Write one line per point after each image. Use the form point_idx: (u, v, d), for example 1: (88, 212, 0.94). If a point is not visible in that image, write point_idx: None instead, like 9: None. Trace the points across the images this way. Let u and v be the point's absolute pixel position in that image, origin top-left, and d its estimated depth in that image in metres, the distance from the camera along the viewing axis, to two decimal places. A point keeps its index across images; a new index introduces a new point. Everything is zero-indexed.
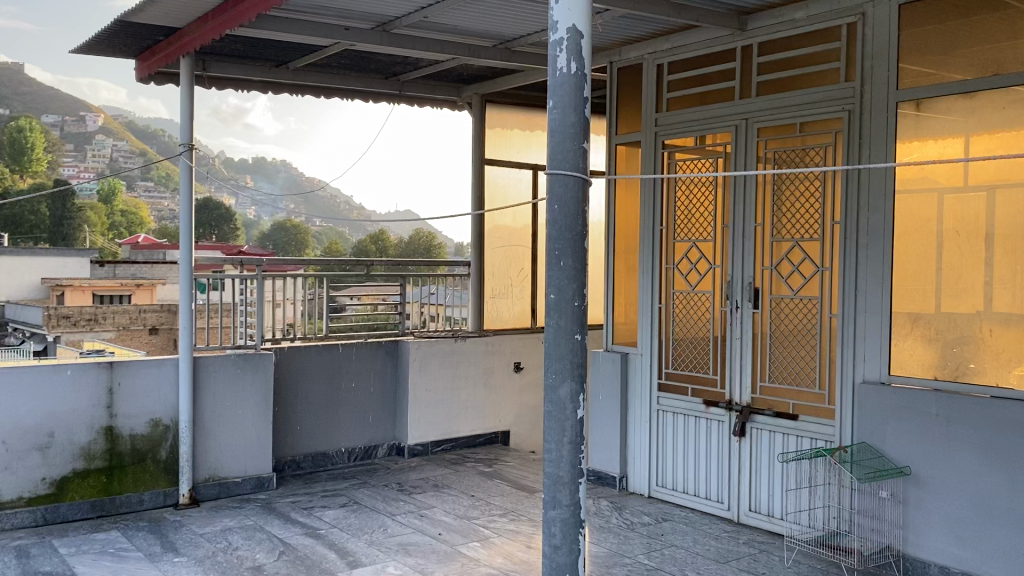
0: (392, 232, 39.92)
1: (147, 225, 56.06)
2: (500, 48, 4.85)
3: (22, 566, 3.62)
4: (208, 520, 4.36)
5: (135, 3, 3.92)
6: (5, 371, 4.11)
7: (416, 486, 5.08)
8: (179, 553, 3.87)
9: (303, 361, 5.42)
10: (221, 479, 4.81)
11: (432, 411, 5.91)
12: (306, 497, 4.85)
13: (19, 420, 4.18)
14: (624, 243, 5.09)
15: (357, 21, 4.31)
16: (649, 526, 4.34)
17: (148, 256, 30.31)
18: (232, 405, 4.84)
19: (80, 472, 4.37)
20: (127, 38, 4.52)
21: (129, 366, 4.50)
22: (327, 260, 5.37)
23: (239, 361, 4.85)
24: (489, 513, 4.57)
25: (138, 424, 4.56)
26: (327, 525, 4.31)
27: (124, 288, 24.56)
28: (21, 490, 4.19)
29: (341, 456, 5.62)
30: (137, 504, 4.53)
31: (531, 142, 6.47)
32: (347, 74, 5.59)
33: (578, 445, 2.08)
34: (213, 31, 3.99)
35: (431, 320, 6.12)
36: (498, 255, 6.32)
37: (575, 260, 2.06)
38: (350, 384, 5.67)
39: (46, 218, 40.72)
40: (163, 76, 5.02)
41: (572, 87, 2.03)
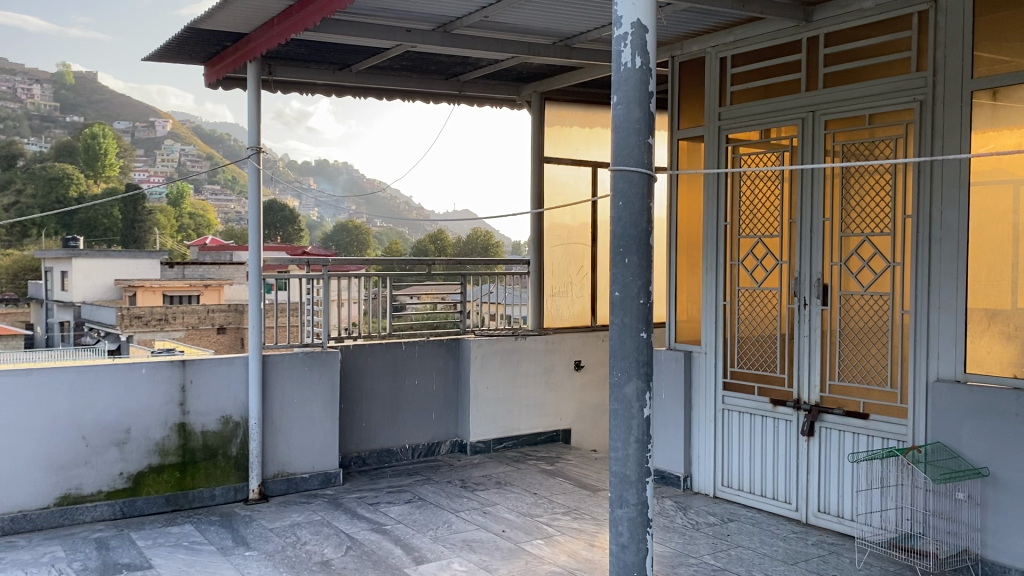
0: (451, 231, 40.19)
1: (214, 226, 57.59)
2: (560, 45, 4.83)
3: (102, 558, 3.75)
4: (278, 515, 4.45)
5: (205, 10, 4.02)
6: (84, 368, 4.26)
7: (479, 483, 5.11)
8: (250, 547, 3.96)
9: (367, 358, 5.51)
10: (289, 475, 4.91)
11: (494, 408, 5.93)
12: (372, 493, 4.91)
13: (98, 417, 4.33)
14: (687, 241, 5.03)
15: (417, 22, 4.35)
16: (714, 526, 4.28)
17: (217, 256, 31.16)
18: (300, 402, 4.94)
19: (155, 467, 4.50)
20: (196, 45, 4.64)
21: (200, 364, 4.62)
22: (390, 260, 5.45)
23: (306, 359, 4.94)
24: (552, 511, 4.56)
25: (210, 421, 4.68)
26: (393, 521, 4.37)
27: (193, 288, 25.28)
28: (100, 484, 4.34)
29: (405, 452, 5.68)
30: (209, 499, 4.66)
31: (591, 140, 6.45)
32: (408, 75, 5.64)
33: (645, 444, 2.07)
34: (278, 36, 4.07)
35: (490, 318, 6.15)
36: (558, 253, 6.32)
37: (640, 257, 2.05)
38: (413, 381, 5.72)
39: (118, 221, 42.37)
40: (230, 81, 5.14)
41: (636, 82, 2.01)
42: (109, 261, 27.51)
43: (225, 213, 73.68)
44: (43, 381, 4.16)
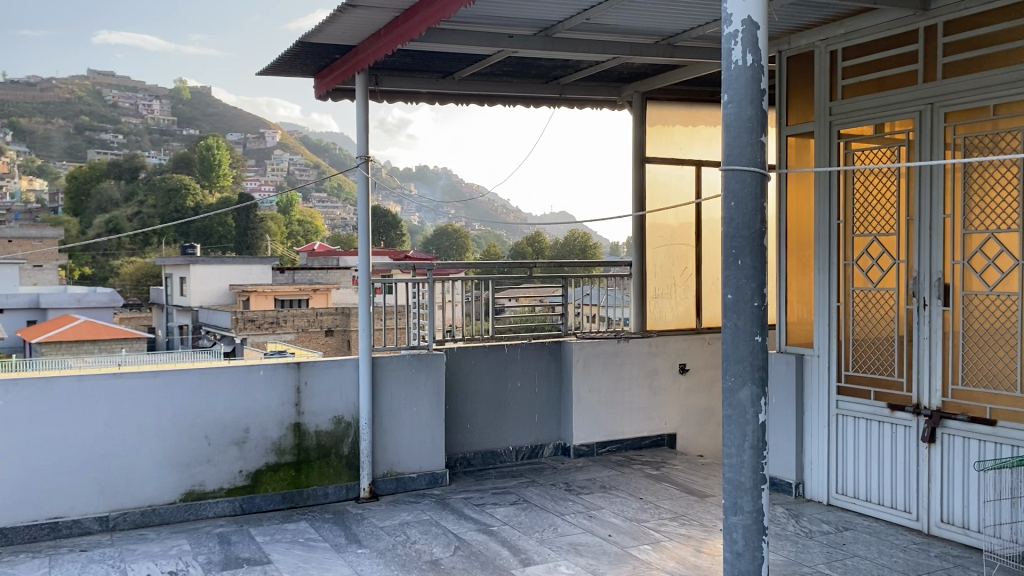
0: (548, 234, 40.38)
1: (321, 233, 59.48)
2: (663, 44, 4.77)
3: (224, 552, 3.93)
4: (387, 514, 4.55)
5: (315, 25, 4.15)
6: (206, 370, 4.47)
7: (584, 486, 5.10)
8: (363, 544, 4.06)
9: (470, 360, 5.57)
10: (398, 474, 5.01)
11: (597, 411, 5.91)
12: (478, 494, 4.97)
13: (220, 416, 4.53)
14: (797, 240, 4.90)
15: (519, 29, 4.37)
16: (829, 535, 4.14)
17: (325, 261, 32.28)
18: (408, 403, 5.04)
19: (272, 465, 4.68)
20: (308, 58, 4.81)
21: (314, 366, 4.78)
22: (489, 263, 5.49)
23: (413, 361, 5.05)
24: (659, 516, 4.51)
25: (323, 421, 4.84)
26: (499, 522, 4.41)
27: (302, 293, 26.49)
28: (222, 482, 4.54)
29: (509, 454, 5.72)
30: (323, 497, 4.81)
31: (694, 138, 6.36)
32: (510, 80, 5.67)
33: (760, 451, 2.02)
34: (385, 47, 4.17)
35: (589, 320, 6.15)
36: (662, 254, 6.23)
37: (754, 259, 2.00)
38: (516, 383, 5.76)
39: (232, 228, 44.37)
40: (339, 92, 5.29)
41: (748, 80, 1.97)
42: (225, 266, 28.75)
43: (330, 220, 76.09)
44: (170, 382, 4.40)
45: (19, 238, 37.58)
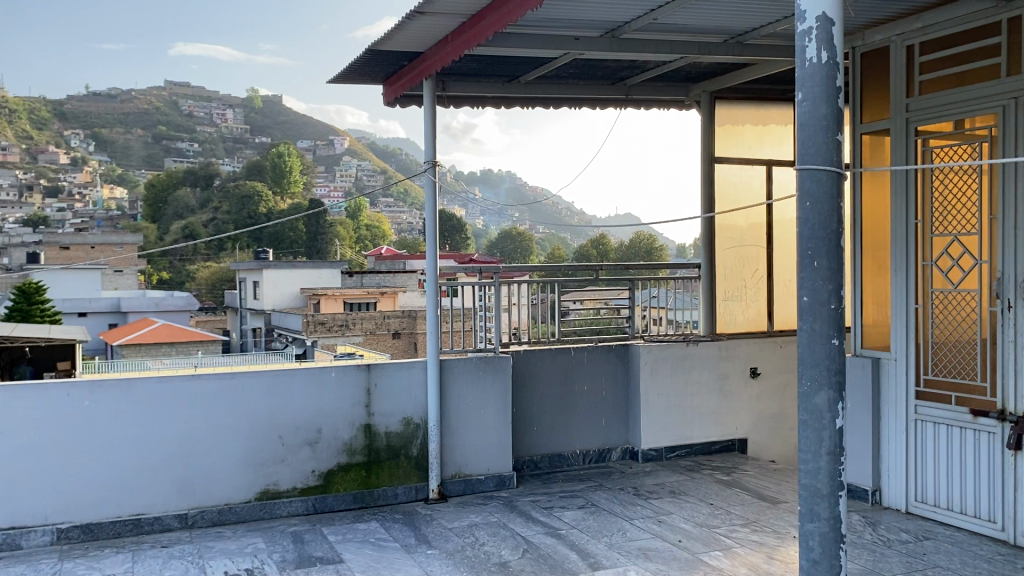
0: (614, 236, 40.17)
1: (389, 237, 60.37)
2: (732, 42, 4.70)
3: (298, 551, 4.01)
4: (456, 516, 4.59)
5: (384, 32, 4.22)
6: (280, 372, 4.57)
7: (652, 491, 5.05)
8: (432, 545, 4.10)
9: (537, 363, 5.57)
10: (466, 476, 5.04)
11: (665, 415, 5.84)
12: (545, 497, 4.97)
13: (293, 417, 4.63)
14: (872, 241, 4.77)
15: (585, 31, 4.36)
16: (908, 544, 4.02)
17: (392, 264, 32.81)
18: (475, 405, 5.07)
19: (344, 465, 4.75)
20: (376, 65, 4.88)
21: (385, 368, 4.85)
22: (554, 267, 5.50)
23: (481, 363, 5.07)
24: (731, 522, 4.44)
25: (393, 422, 4.90)
26: (567, 526, 4.40)
27: (370, 295, 26.86)
28: (295, 481, 4.63)
29: (576, 458, 5.71)
30: (393, 497, 4.87)
31: (764, 138, 6.25)
32: (576, 83, 5.65)
33: (837, 456, 1.97)
34: (451, 53, 4.20)
35: (654, 323, 6.09)
36: (731, 256, 6.14)
37: (830, 260, 1.95)
38: (583, 387, 5.74)
39: (303, 234, 45.35)
40: (407, 98, 5.36)
41: (823, 77, 1.93)
42: (297, 270, 29.42)
43: (397, 225, 77.13)
44: (245, 384, 4.51)
45: (101, 244, 39.22)
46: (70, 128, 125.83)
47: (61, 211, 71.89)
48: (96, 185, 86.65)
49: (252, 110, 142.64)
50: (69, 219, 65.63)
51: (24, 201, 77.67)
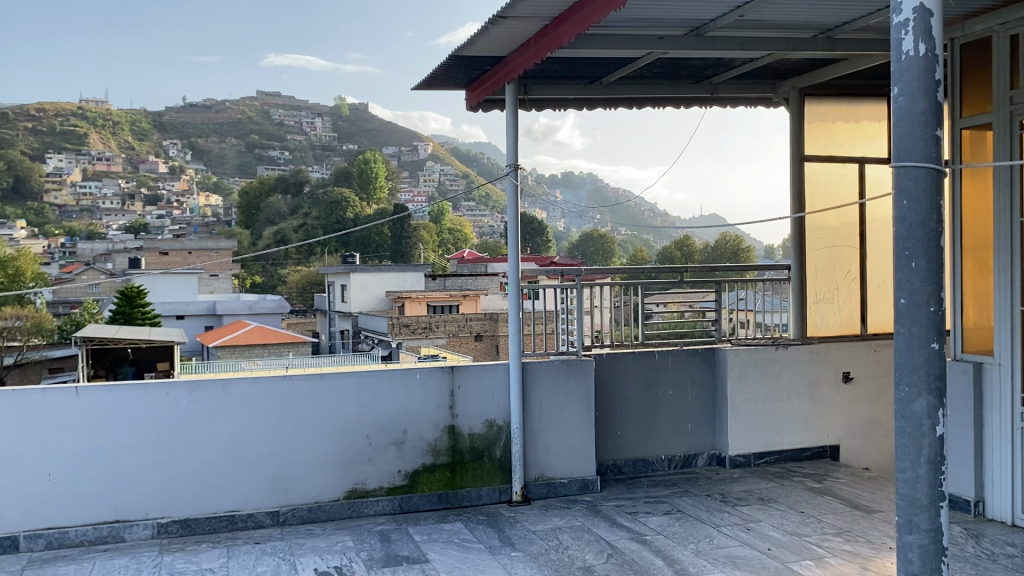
0: (698, 237, 39.66)
1: (471, 241, 61.12)
2: (822, 38, 4.57)
3: (384, 550, 4.07)
4: (540, 518, 4.58)
5: (468, 38, 4.26)
6: (367, 374, 4.66)
7: (740, 498, 4.94)
8: (516, 548, 4.11)
9: (621, 366, 5.51)
10: (549, 479, 5.04)
11: (753, 420, 5.71)
12: (630, 502, 4.92)
13: (380, 418, 4.71)
14: (973, 239, 4.57)
15: (670, 30, 4.32)
16: (1014, 559, 3.82)
17: (474, 267, 33.30)
18: (559, 408, 5.06)
19: (428, 466, 4.81)
20: (460, 71, 4.93)
21: (468, 370, 4.90)
22: (636, 270, 5.43)
23: (563, 367, 5.06)
24: (822, 531, 4.31)
25: (476, 424, 4.94)
26: (653, 531, 4.35)
27: (453, 298, 27.34)
28: (382, 481, 4.71)
29: (661, 462, 5.64)
30: (477, 498, 4.89)
31: (857, 135, 6.05)
32: (660, 83, 5.59)
33: (938, 466, 1.89)
34: (534, 56, 4.21)
35: (741, 326, 5.97)
36: (821, 257, 5.97)
37: (930, 261, 1.87)
38: (667, 391, 5.65)
39: (388, 238, 46.39)
40: (490, 103, 5.40)
41: (920, 71, 1.85)
42: (384, 274, 29.99)
43: (479, 228, 77.94)
44: (334, 385, 4.61)
45: (198, 249, 40.64)
46: (168, 140, 131.34)
47: (161, 219, 75.14)
48: (193, 193, 90.28)
49: (339, 119, 146.60)
50: (168, 226, 68.54)
51: (128, 209, 81.51)
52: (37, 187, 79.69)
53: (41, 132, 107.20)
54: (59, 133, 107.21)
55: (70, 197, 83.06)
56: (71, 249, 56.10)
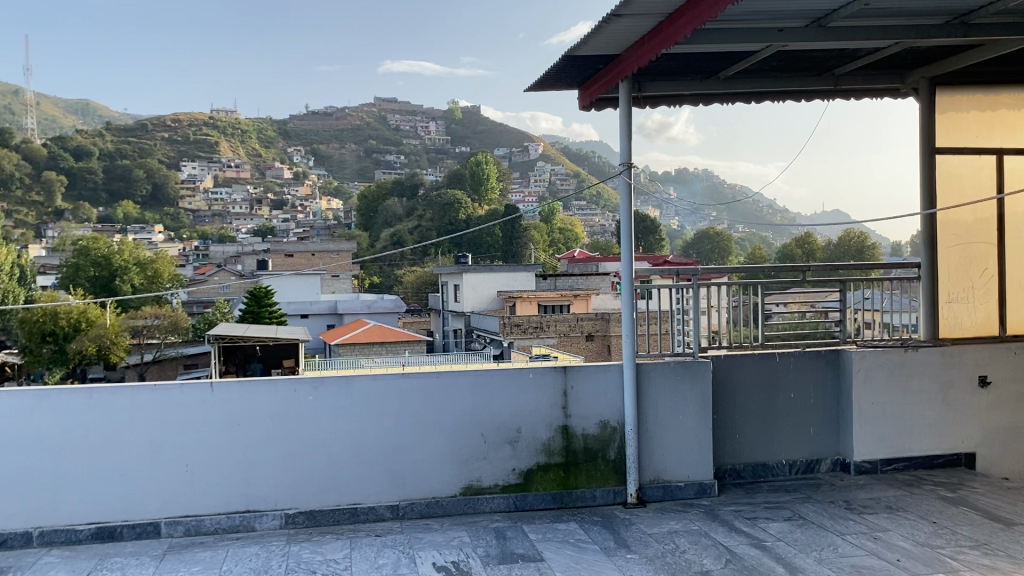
0: (819, 234, 38.33)
1: (582, 241, 61.20)
2: (955, 23, 4.34)
3: (500, 547, 4.12)
4: (655, 522, 4.53)
5: (580, 38, 4.26)
6: (483, 374, 4.71)
7: (866, 505, 4.75)
8: (631, 550, 4.08)
9: (739, 368, 5.38)
10: (665, 482, 4.97)
11: (880, 425, 5.45)
12: (749, 507, 4.80)
13: (494, 417, 4.77)
14: None
15: (790, 21, 4.19)
16: None
17: (585, 267, 33.37)
18: (674, 410, 4.98)
19: (542, 465, 4.84)
20: (572, 71, 4.94)
21: (582, 370, 4.89)
22: (754, 269, 5.24)
23: (679, 368, 4.97)
24: (957, 544, 4.08)
25: (590, 424, 4.92)
26: (773, 538, 4.23)
27: (564, 298, 27.80)
28: (497, 478, 4.77)
29: (782, 468, 5.48)
30: (591, 499, 4.88)
31: (993, 125, 5.71)
32: (778, 76, 5.42)
33: None
34: (648, 53, 4.16)
35: (867, 326, 5.69)
36: (955, 256, 5.64)
37: None
38: (789, 394, 5.49)
39: (500, 239, 46.94)
40: (603, 101, 5.38)
41: None
42: (496, 274, 30.18)
43: (591, 228, 77.85)
44: (450, 384, 4.69)
45: (320, 251, 41.79)
46: (292, 147, 137.20)
47: (286, 222, 78.66)
48: (315, 198, 94.06)
49: (452, 122, 149.57)
50: (292, 228, 71.59)
51: (255, 214, 85.67)
52: (173, 194, 85.05)
53: (177, 142, 114.18)
54: (192, 141, 113.89)
55: (203, 202, 87.95)
56: (204, 251, 59.46)
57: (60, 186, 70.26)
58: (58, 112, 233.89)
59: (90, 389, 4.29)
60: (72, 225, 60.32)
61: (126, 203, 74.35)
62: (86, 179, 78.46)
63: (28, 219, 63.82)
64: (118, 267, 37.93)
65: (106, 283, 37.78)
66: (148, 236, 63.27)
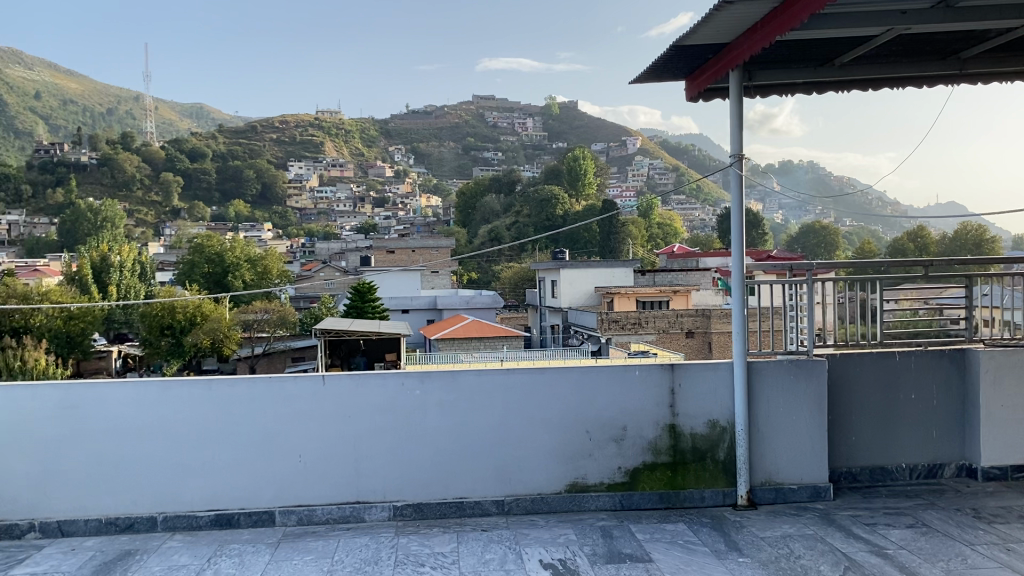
0: (935, 228, 36.63)
1: (681, 235, 60.37)
2: None
3: (608, 546, 4.06)
4: (767, 525, 4.39)
5: (689, 28, 4.15)
6: (587, 369, 4.66)
7: (996, 515, 4.47)
8: (743, 553, 3.96)
9: (856, 368, 5.15)
10: (777, 484, 4.81)
11: (1009, 430, 5.12)
12: (868, 512, 4.59)
13: (601, 415, 4.71)
14: None
15: (915, 3, 3.98)
16: None
17: (684, 262, 32.85)
18: (788, 411, 4.81)
19: (649, 464, 4.75)
20: (679, 61, 4.82)
21: (689, 368, 4.78)
22: (869, 264, 4.99)
23: (792, 367, 4.79)
24: None
25: (698, 424, 4.81)
26: (895, 546, 4.03)
27: (663, 294, 27.43)
28: (603, 477, 4.71)
29: (902, 472, 5.24)
30: (700, 500, 4.76)
31: None
32: (898, 62, 5.17)
33: None
34: (761, 40, 4.02)
35: (993, 325, 5.32)
36: None
37: None
38: (910, 395, 5.22)
39: (597, 235, 46.80)
40: (711, 92, 5.25)
41: None
42: (593, 269, 29.96)
43: (690, 224, 76.76)
44: (554, 380, 4.66)
45: (421, 248, 42.43)
46: (392, 145, 140.19)
47: (388, 219, 80.54)
48: (415, 195, 95.91)
49: (549, 119, 150.02)
50: (393, 225, 73.05)
51: (358, 210, 87.77)
52: (281, 193, 88.28)
53: (284, 143, 118.44)
54: (298, 142, 117.82)
55: (309, 200, 90.86)
56: (310, 248, 61.41)
57: (177, 186, 73.96)
58: (174, 116, 245.56)
59: (209, 382, 4.45)
60: (188, 224, 63.40)
61: (238, 201, 77.72)
62: (200, 180, 82.36)
63: (148, 219, 67.50)
64: (231, 264, 39.62)
65: (219, 279, 39.48)
66: (258, 233, 65.83)
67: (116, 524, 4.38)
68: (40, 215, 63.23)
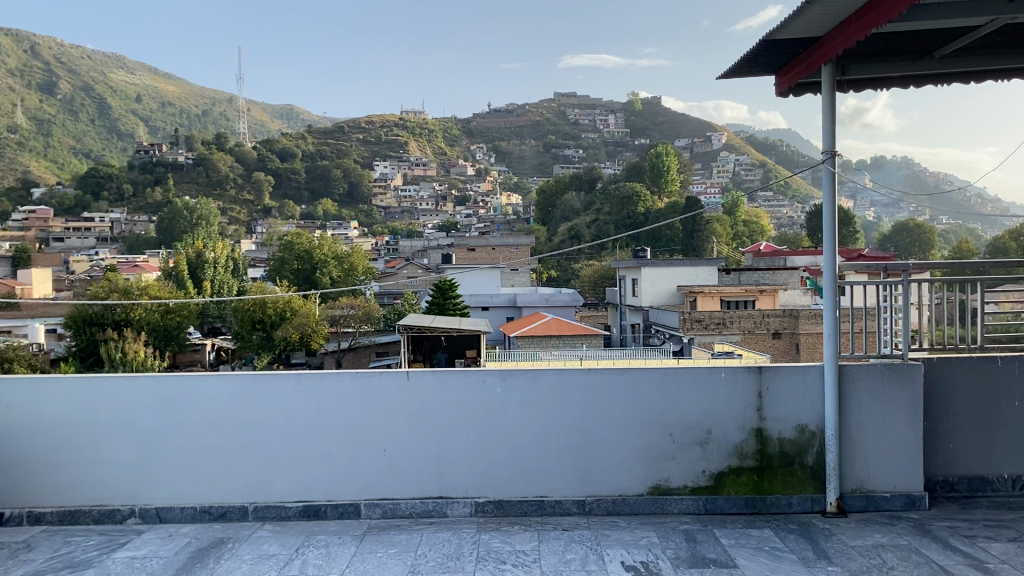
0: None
1: (767, 233, 58.95)
2: None
3: (691, 550, 4.00)
4: (859, 533, 4.26)
5: (780, 21, 4.05)
6: (671, 370, 4.60)
7: None
8: (833, 562, 3.85)
9: (954, 372, 4.93)
10: (869, 492, 4.65)
11: None
12: (966, 524, 4.40)
13: (685, 416, 4.64)
14: None
15: None
16: None
17: (770, 262, 32.02)
18: (881, 415, 4.65)
19: (735, 468, 4.66)
20: (768, 56, 4.72)
21: (777, 371, 4.67)
22: (971, 264, 4.77)
23: (887, 371, 4.63)
24: None
25: (786, 428, 4.69)
26: (995, 559, 3.85)
27: (749, 294, 26.83)
28: (687, 479, 4.65)
29: (1004, 483, 4.99)
30: (787, 506, 4.64)
31: None
32: (1003, 52, 4.92)
33: None
34: (855, 33, 3.89)
35: None
36: None
37: None
38: (1012, 402, 4.96)
39: (680, 232, 46.10)
40: (801, 87, 5.11)
41: None
42: (676, 268, 29.49)
43: (777, 222, 74.85)
44: (636, 380, 4.62)
45: (501, 245, 42.53)
46: (475, 143, 141.07)
47: (471, 217, 81.13)
48: (497, 194, 96.36)
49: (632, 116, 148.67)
50: (475, 223, 73.53)
51: (440, 209, 88.66)
52: (366, 192, 89.91)
53: (371, 142, 120.56)
54: (383, 141, 119.72)
55: (393, 200, 92.26)
56: (394, 246, 62.36)
57: (268, 185, 76.16)
58: (265, 116, 252.88)
59: (299, 375, 4.57)
60: (278, 223, 65.23)
61: (325, 200, 79.53)
62: (289, 179, 84.57)
63: (241, 216, 69.73)
64: (318, 260, 40.73)
65: (308, 275, 40.62)
66: (345, 231, 67.22)
67: (209, 512, 4.54)
68: (140, 213, 66.01)
